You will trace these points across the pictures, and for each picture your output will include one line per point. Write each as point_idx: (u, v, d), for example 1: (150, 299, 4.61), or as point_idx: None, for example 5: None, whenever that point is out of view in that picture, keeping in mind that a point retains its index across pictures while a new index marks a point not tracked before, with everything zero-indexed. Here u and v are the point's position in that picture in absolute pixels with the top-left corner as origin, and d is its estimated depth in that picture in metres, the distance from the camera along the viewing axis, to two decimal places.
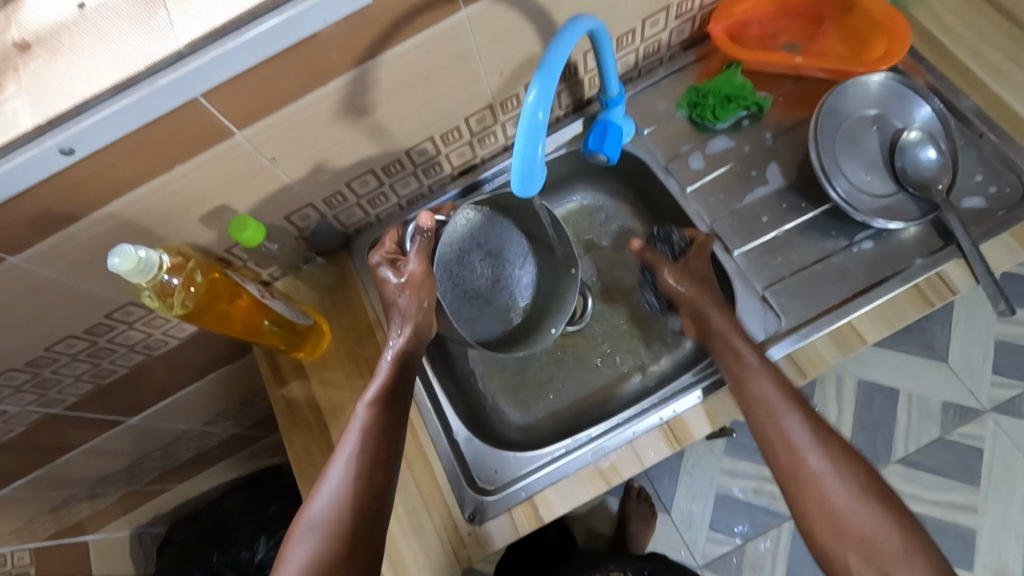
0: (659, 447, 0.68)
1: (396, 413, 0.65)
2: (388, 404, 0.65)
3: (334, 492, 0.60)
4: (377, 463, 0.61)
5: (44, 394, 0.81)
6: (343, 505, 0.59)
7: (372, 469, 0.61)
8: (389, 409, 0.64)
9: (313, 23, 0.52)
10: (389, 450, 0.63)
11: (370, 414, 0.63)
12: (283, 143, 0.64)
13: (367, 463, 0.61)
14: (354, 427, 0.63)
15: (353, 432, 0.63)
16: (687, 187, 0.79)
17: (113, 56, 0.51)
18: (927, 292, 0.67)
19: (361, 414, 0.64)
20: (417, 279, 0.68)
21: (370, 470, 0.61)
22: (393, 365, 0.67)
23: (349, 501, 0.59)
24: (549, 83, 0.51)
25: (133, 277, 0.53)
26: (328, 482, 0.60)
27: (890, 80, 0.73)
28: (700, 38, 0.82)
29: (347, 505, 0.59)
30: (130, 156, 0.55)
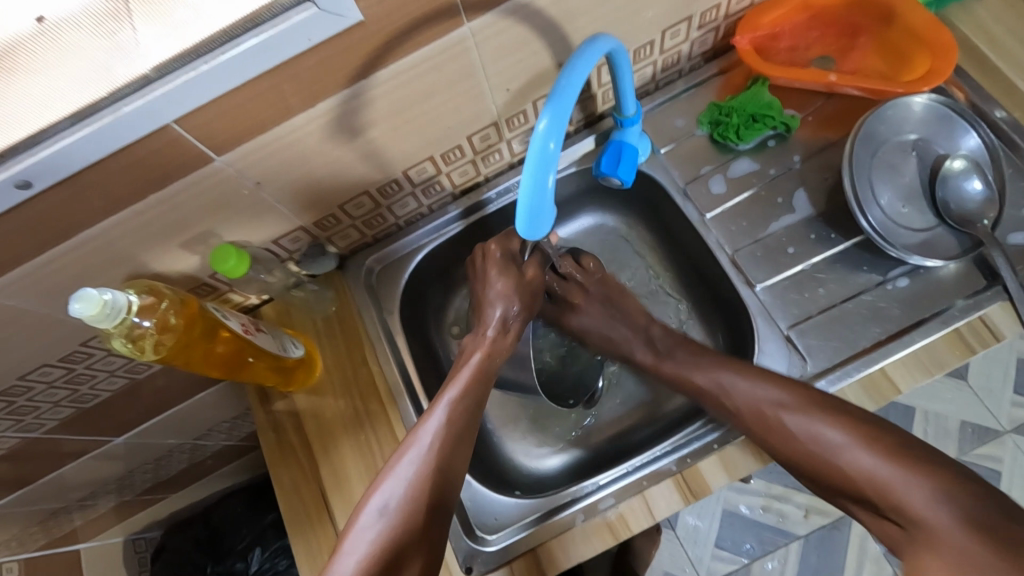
0: (671, 500, 0.63)
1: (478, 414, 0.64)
2: (471, 404, 0.64)
3: (408, 484, 0.57)
4: (454, 461, 0.59)
5: (20, 420, 0.77)
6: (416, 499, 0.56)
7: (449, 470, 0.59)
8: (471, 411, 0.63)
9: (298, 43, 0.46)
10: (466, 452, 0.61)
11: (450, 412, 0.62)
12: (269, 166, 0.58)
13: (446, 461, 0.59)
14: (433, 421, 0.61)
15: (431, 428, 0.61)
16: (707, 214, 0.73)
17: (73, 79, 0.45)
18: (968, 338, 0.62)
19: (442, 410, 0.62)
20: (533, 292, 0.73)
21: (448, 468, 0.59)
22: (478, 367, 0.66)
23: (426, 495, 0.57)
24: (563, 111, 0.45)
25: (100, 323, 0.48)
26: (401, 476, 0.58)
27: (933, 102, 0.67)
28: (724, 49, 0.76)
29: (421, 500, 0.57)
30: (97, 187, 0.50)
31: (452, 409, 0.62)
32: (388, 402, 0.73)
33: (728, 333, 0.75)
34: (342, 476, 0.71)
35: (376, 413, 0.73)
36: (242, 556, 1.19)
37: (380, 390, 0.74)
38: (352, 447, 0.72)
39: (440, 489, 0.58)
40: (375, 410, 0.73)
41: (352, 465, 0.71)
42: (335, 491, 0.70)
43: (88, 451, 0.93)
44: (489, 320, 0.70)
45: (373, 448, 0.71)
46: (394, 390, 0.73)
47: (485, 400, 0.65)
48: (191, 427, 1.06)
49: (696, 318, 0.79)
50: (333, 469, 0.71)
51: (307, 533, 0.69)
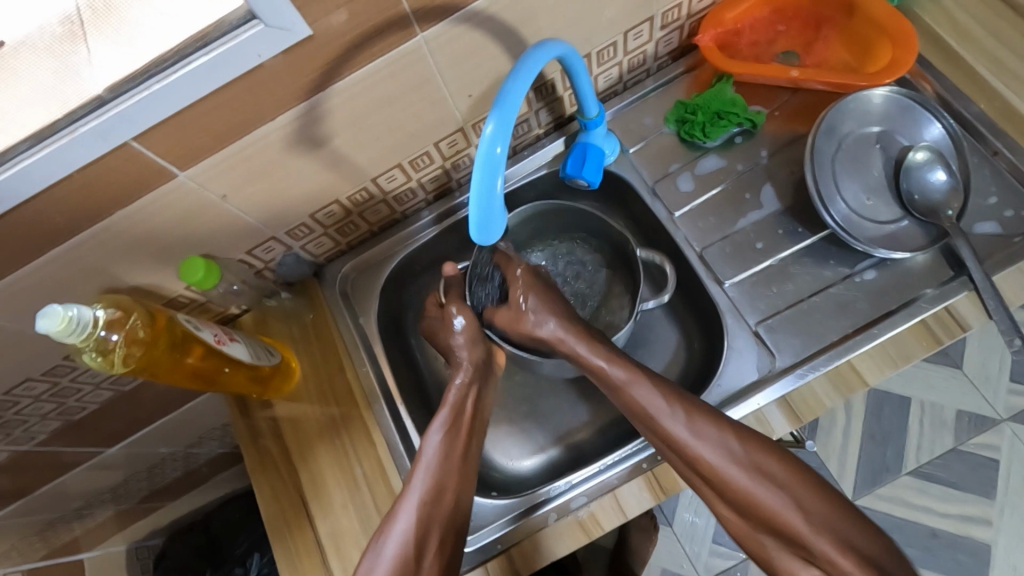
0: (642, 498, 0.64)
1: (467, 444, 0.66)
2: (456, 432, 0.66)
3: (404, 524, 0.60)
4: (445, 491, 0.62)
5: (10, 434, 0.78)
6: (409, 537, 0.60)
7: (437, 501, 0.61)
8: (459, 440, 0.66)
9: (248, 59, 0.47)
10: (458, 483, 0.64)
11: (437, 443, 0.64)
12: (235, 178, 0.59)
13: (434, 494, 0.62)
14: (425, 456, 0.64)
15: (423, 464, 0.63)
16: (676, 211, 0.73)
17: (32, 101, 0.47)
18: (935, 329, 0.62)
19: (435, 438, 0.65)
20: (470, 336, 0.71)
21: (439, 502, 0.62)
22: (461, 403, 0.68)
23: (422, 527, 0.60)
24: (507, 117, 0.46)
25: (66, 338, 0.50)
26: (399, 515, 0.61)
27: (895, 94, 0.67)
28: (690, 47, 0.76)
29: (414, 536, 0.60)
30: (61, 206, 0.51)
31: (438, 441, 0.65)
32: (365, 407, 0.74)
33: (701, 328, 0.75)
34: (320, 483, 0.72)
35: (352, 419, 0.74)
36: (241, 561, 1.19)
37: (356, 395, 0.75)
38: (330, 454, 0.73)
39: (428, 521, 0.60)
40: (351, 415, 0.74)
41: (330, 471, 0.72)
42: (313, 498, 0.71)
43: (80, 463, 0.95)
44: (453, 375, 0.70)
45: (351, 455, 0.72)
46: (370, 394, 0.75)
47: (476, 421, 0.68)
48: (183, 436, 1.07)
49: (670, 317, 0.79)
50: (312, 476, 0.72)
51: (288, 541, 0.70)
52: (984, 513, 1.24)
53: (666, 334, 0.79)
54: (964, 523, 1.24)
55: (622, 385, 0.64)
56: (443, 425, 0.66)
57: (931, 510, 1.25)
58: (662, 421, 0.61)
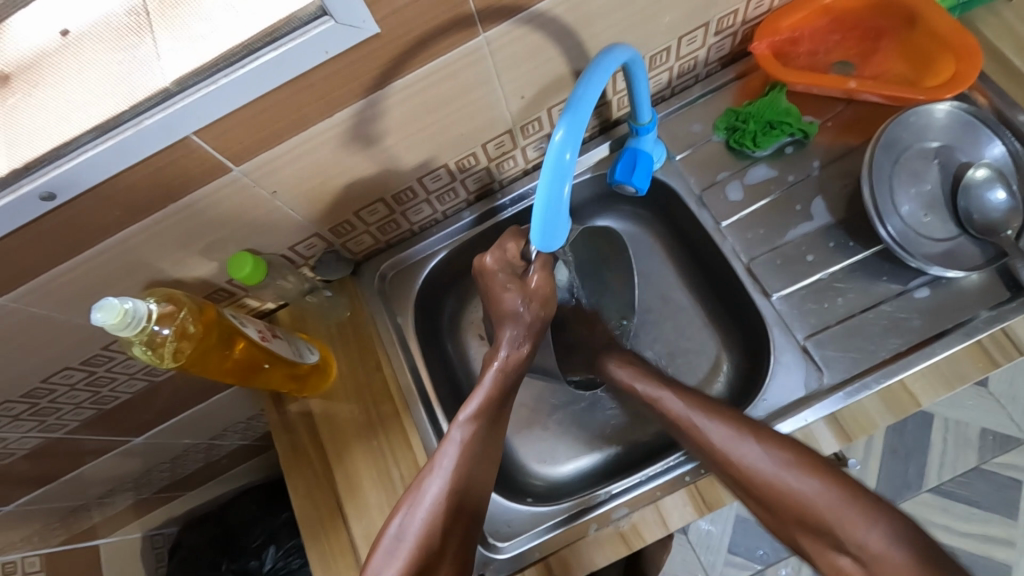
0: (684, 511, 0.63)
1: (493, 437, 0.65)
2: (488, 422, 0.65)
3: (427, 509, 0.59)
4: (471, 491, 0.62)
5: (43, 421, 0.78)
6: (434, 527, 0.59)
7: (465, 493, 0.61)
8: (486, 427, 0.64)
9: (315, 55, 0.47)
10: (480, 483, 0.63)
11: (468, 433, 0.63)
12: (286, 174, 0.59)
13: (462, 487, 0.61)
14: (452, 444, 0.63)
15: (450, 452, 0.62)
16: (723, 221, 0.72)
17: (96, 92, 0.46)
18: (992, 351, 0.60)
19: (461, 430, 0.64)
20: (543, 294, 0.67)
21: (465, 491, 0.61)
22: (495, 386, 0.67)
23: (447, 517, 0.60)
24: (579, 123, 0.45)
25: (121, 331, 0.49)
26: (420, 503, 0.60)
27: (957, 109, 0.66)
28: (741, 54, 0.75)
29: (440, 526, 0.59)
30: (118, 197, 0.51)
31: (470, 431, 0.63)
32: (402, 408, 0.74)
33: (744, 340, 0.74)
34: (355, 483, 0.71)
35: (389, 419, 0.73)
36: (256, 555, 1.19)
37: (393, 396, 0.74)
38: (366, 453, 0.72)
39: (455, 512, 0.60)
40: (388, 415, 0.74)
41: (365, 471, 0.72)
42: (348, 498, 0.71)
43: (106, 452, 0.95)
44: (502, 337, 0.69)
45: (387, 455, 0.72)
46: (408, 395, 0.74)
47: (502, 413, 0.67)
48: (208, 428, 1.07)
49: (710, 326, 0.79)
50: (347, 476, 0.72)
51: (322, 541, 0.70)
52: (1007, 534, 1.23)
53: (704, 345, 0.78)
54: (985, 543, 1.22)
55: (681, 417, 0.65)
56: (474, 416, 0.64)
57: (953, 529, 1.24)
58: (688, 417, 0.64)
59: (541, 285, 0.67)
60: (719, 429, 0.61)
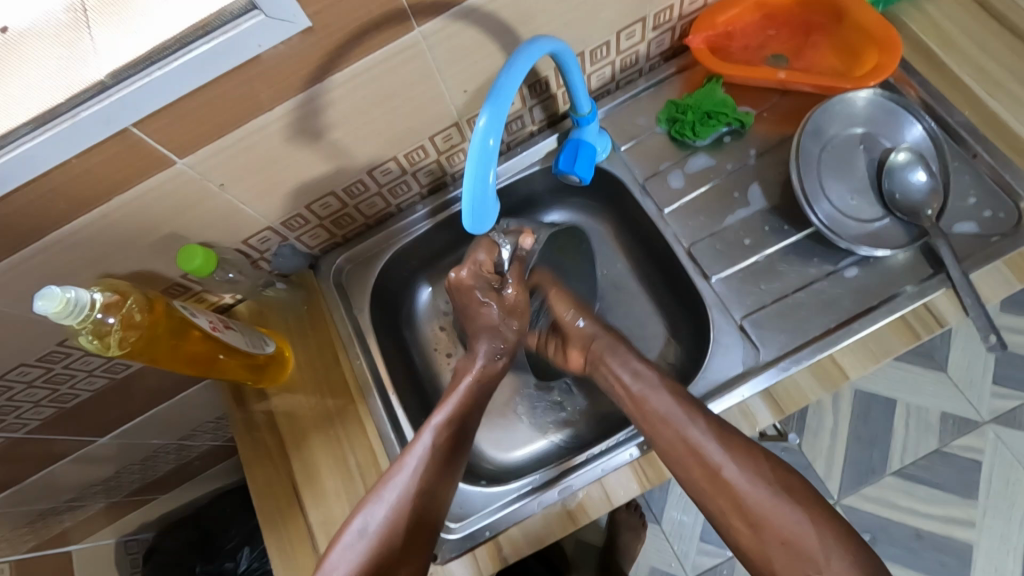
0: (628, 488, 0.65)
1: (458, 448, 0.65)
2: (459, 430, 0.66)
3: (388, 506, 0.61)
4: (431, 495, 0.62)
5: (3, 420, 0.79)
6: (395, 522, 0.60)
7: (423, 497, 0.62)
8: (456, 434, 0.66)
9: (248, 48, 0.49)
10: (444, 489, 0.63)
11: (432, 439, 0.64)
12: (232, 168, 0.60)
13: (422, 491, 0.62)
14: (417, 450, 0.64)
15: (413, 459, 0.63)
16: (665, 208, 0.75)
17: (32, 86, 0.47)
18: (914, 325, 0.64)
19: (428, 435, 0.65)
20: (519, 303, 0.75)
21: (431, 491, 0.62)
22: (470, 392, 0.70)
23: (403, 518, 0.60)
24: (500, 111, 0.47)
25: (64, 319, 0.50)
26: (379, 505, 0.62)
27: (878, 96, 0.69)
28: (681, 48, 0.78)
29: (396, 523, 0.60)
30: (61, 190, 0.52)
31: (436, 437, 0.65)
32: (359, 398, 0.75)
33: (690, 324, 0.77)
34: (314, 472, 0.73)
35: (346, 410, 0.75)
36: (231, 556, 1.21)
37: (350, 387, 0.76)
38: (322, 443, 0.74)
39: (413, 513, 0.61)
40: (345, 406, 0.75)
41: (322, 461, 0.73)
42: (307, 487, 0.72)
43: (70, 454, 0.95)
44: (479, 349, 0.73)
45: (344, 443, 0.73)
46: (364, 386, 0.76)
47: (474, 421, 0.68)
48: (175, 428, 1.07)
49: (660, 311, 0.81)
50: (305, 464, 0.73)
51: (280, 528, 0.71)
52: (968, 515, 1.26)
53: (655, 330, 0.81)
54: (947, 524, 1.26)
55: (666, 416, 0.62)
56: (439, 423, 0.66)
57: (916, 511, 1.28)
58: (677, 425, 0.61)
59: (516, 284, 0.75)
60: (724, 452, 0.60)
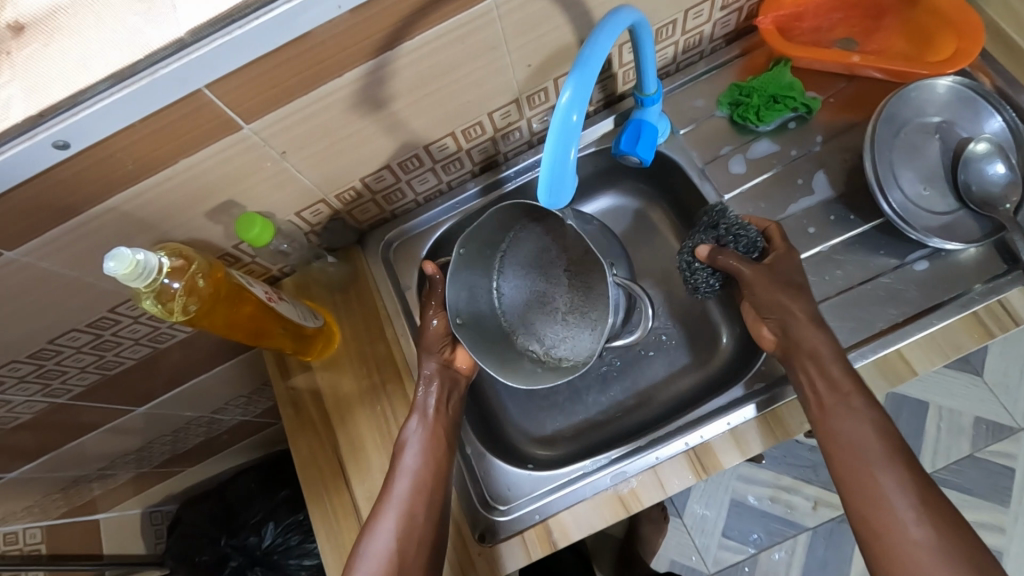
0: (684, 476, 0.64)
1: (442, 456, 0.65)
2: (436, 430, 0.66)
3: (395, 521, 0.61)
4: (429, 494, 0.63)
5: (49, 384, 0.79)
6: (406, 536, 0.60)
7: (416, 509, 0.61)
8: (438, 442, 0.65)
9: (327, 10, 0.48)
10: (437, 490, 0.64)
11: (415, 452, 0.64)
12: (295, 136, 0.59)
13: (412, 500, 0.62)
14: (403, 467, 0.64)
15: (401, 473, 0.63)
16: (725, 194, 0.73)
17: (109, 41, 0.46)
18: (986, 322, 0.61)
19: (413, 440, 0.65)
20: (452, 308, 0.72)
21: (432, 495, 0.63)
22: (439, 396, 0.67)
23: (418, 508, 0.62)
24: (585, 84, 0.45)
25: (132, 282, 0.50)
26: (381, 524, 0.61)
27: (957, 84, 0.67)
28: (746, 30, 0.76)
29: (410, 536, 0.60)
30: (131, 150, 0.52)
31: (417, 451, 0.64)
32: (405, 376, 0.74)
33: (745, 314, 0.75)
34: (358, 448, 0.72)
35: (392, 386, 0.74)
36: (256, 530, 1.17)
37: (396, 364, 0.75)
38: (368, 419, 0.73)
39: (411, 528, 0.61)
40: (391, 382, 0.74)
41: (368, 437, 0.72)
42: (352, 461, 0.72)
43: (108, 421, 0.95)
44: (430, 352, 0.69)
45: (390, 420, 0.73)
46: (411, 364, 0.75)
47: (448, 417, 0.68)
48: (209, 400, 1.07)
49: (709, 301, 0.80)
50: (350, 439, 0.73)
51: (324, 502, 0.71)
52: (998, 521, 1.24)
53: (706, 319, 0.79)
54: (976, 529, 1.23)
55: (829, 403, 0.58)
56: (419, 433, 0.65)
57: None
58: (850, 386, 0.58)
59: (439, 327, 0.70)
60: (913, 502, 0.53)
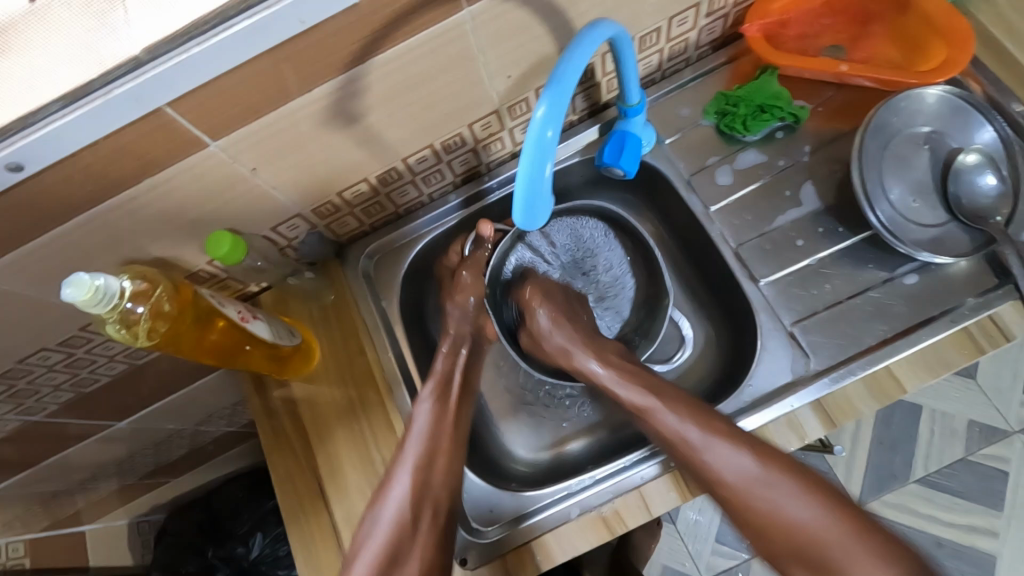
0: (668, 497, 0.63)
1: (455, 417, 0.67)
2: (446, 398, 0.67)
3: (406, 482, 0.62)
4: (436, 457, 0.64)
5: (21, 403, 0.77)
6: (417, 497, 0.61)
7: (430, 468, 0.63)
8: (447, 412, 0.66)
9: (291, 25, 0.46)
10: (450, 446, 0.65)
11: (427, 412, 0.65)
12: (265, 151, 0.57)
13: (426, 460, 0.63)
14: (415, 427, 0.65)
15: (415, 432, 0.64)
16: (712, 206, 0.71)
17: (63, 59, 0.44)
18: (977, 337, 0.60)
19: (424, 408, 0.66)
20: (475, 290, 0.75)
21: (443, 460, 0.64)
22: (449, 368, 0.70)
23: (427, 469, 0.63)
24: (560, 100, 0.44)
25: (92, 308, 0.48)
26: (395, 483, 0.63)
27: (948, 94, 0.65)
28: (732, 37, 0.74)
29: (418, 498, 0.61)
30: (91, 170, 0.50)
31: (427, 411, 0.65)
32: (385, 393, 0.73)
33: (732, 328, 0.74)
34: (338, 468, 0.70)
35: (371, 403, 0.73)
36: (243, 541, 1.16)
37: (377, 381, 0.73)
38: (348, 438, 0.71)
39: (424, 487, 0.62)
40: (370, 400, 0.73)
41: (347, 457, 0.71)
42: (331, 482, 0.70)
43: (87, 437, 0.93)
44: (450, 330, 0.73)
45: (370, 439, 0.71)
46: (392, 381, 0.73)
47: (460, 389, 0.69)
48: (192, 414, 1.05)
49: (697, 313, 0.78)
50: (329, 459, 0.71)
51: (303, 525, 0.69)
52: (991, 525, 1.22)
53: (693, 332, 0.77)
54: (969, 534, 1.22)
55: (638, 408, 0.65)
56: (431, 396, 0.66)
57: (938, 519, 1.23)
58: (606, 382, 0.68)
59: (467, 279, 0.75)
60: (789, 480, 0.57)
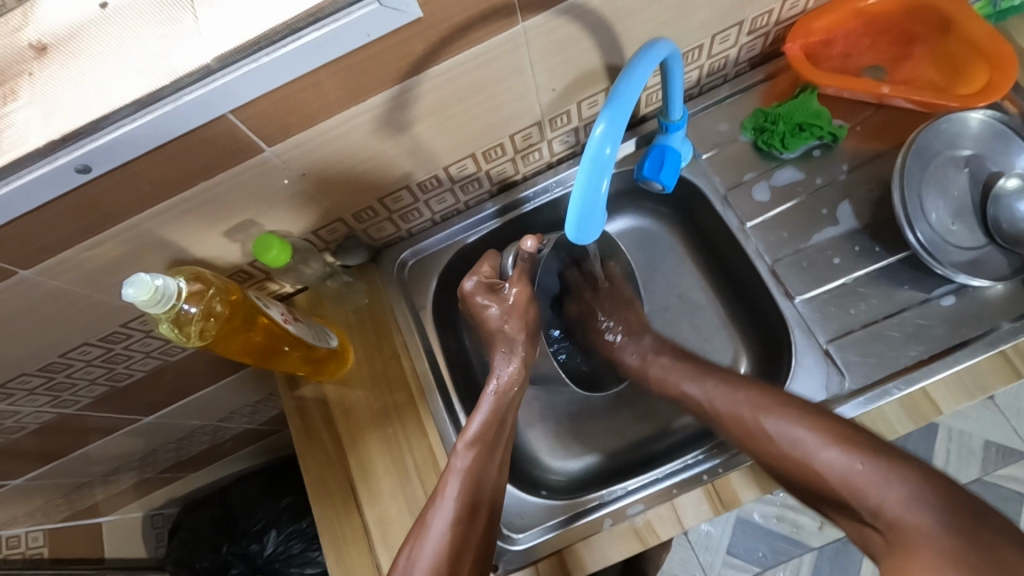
0: (700, 510, 0.63)
1: (497, 464, 0.64)
2: (488, 445, 0.64)
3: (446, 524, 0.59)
4: (480, 507, 0.61)
5: (57, 396, 0.78)
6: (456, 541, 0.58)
7: (470, 524, 0.60)
8: (490, 456, 0.63)
9: (357, 38, 0.47)
10: (490, 497, 0.62)
11: (470, 460, 0.62)
12: (315, 159, 0.59)
13: (468, 511, 0.60)
14: (455, 472, 0.62)
15: (454, 480, 0.62)
16: (748, 222, 0.72)
17: (135, 66, 0.45)
18: (1014, 361, 0.60)
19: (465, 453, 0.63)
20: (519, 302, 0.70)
21: (479, 503, 0.61)
22: (494, 412, 0.67)
23: (466, 519, 0.60)
24: (620, 117, 0.44)
25: (151, 308, 0.50)
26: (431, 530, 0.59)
27: (990, 118, 0.66)
28: (772, 54, 0.75)
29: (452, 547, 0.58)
30: (153, 171, 0.51)
31: (470, 458, 0.63)
32: (418, 397, 0.74)
33: (761, 342, 0.75)
34: (371, 469, 0.71)
35: (405, 406, 0.73)
36: (258, 538, 1.16)
37: (410, 385, 0.74)
38: (381, 440, 0.72)
39: (463, 540, 0.59)
40: (404, 403, 0.73)
41: (380, 459, 0.71)
42: (363, 484, 0.71)
43: (115, 430, 0.94)
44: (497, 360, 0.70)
45: (402, 443, 0.72)
46: (424, 385, 0.74)
47: (503, 433, 0.66)
48: (216, 410, 1.06)
49: (728, 326, 0.78)
50: (361, 461, 0.72)
51: (334, 524, 0.70)
52: None
53: (722, 345, 0.78)
54: None
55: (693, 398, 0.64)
56: (474, 443, 0.64)
57: None
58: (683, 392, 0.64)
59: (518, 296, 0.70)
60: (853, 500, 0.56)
